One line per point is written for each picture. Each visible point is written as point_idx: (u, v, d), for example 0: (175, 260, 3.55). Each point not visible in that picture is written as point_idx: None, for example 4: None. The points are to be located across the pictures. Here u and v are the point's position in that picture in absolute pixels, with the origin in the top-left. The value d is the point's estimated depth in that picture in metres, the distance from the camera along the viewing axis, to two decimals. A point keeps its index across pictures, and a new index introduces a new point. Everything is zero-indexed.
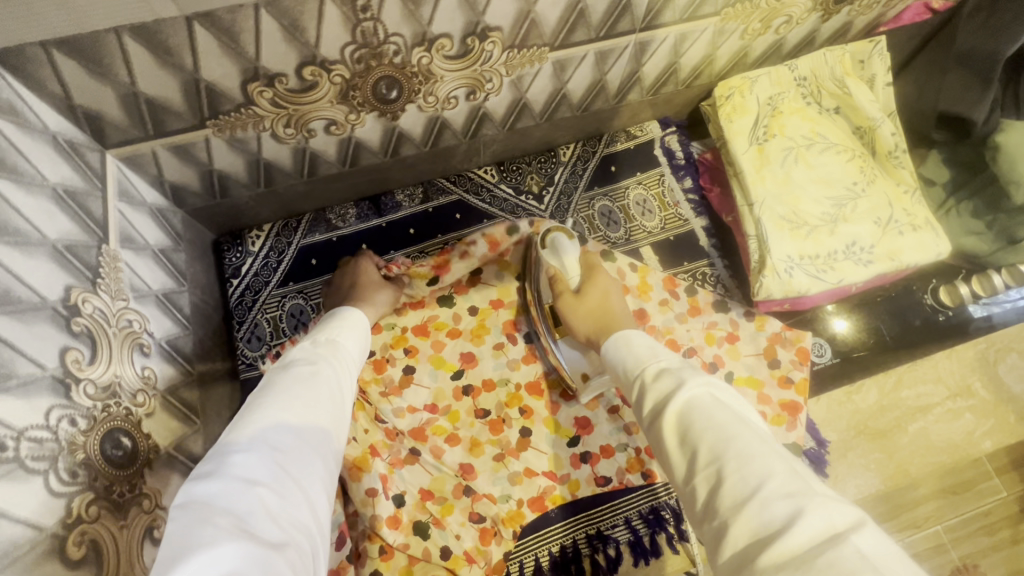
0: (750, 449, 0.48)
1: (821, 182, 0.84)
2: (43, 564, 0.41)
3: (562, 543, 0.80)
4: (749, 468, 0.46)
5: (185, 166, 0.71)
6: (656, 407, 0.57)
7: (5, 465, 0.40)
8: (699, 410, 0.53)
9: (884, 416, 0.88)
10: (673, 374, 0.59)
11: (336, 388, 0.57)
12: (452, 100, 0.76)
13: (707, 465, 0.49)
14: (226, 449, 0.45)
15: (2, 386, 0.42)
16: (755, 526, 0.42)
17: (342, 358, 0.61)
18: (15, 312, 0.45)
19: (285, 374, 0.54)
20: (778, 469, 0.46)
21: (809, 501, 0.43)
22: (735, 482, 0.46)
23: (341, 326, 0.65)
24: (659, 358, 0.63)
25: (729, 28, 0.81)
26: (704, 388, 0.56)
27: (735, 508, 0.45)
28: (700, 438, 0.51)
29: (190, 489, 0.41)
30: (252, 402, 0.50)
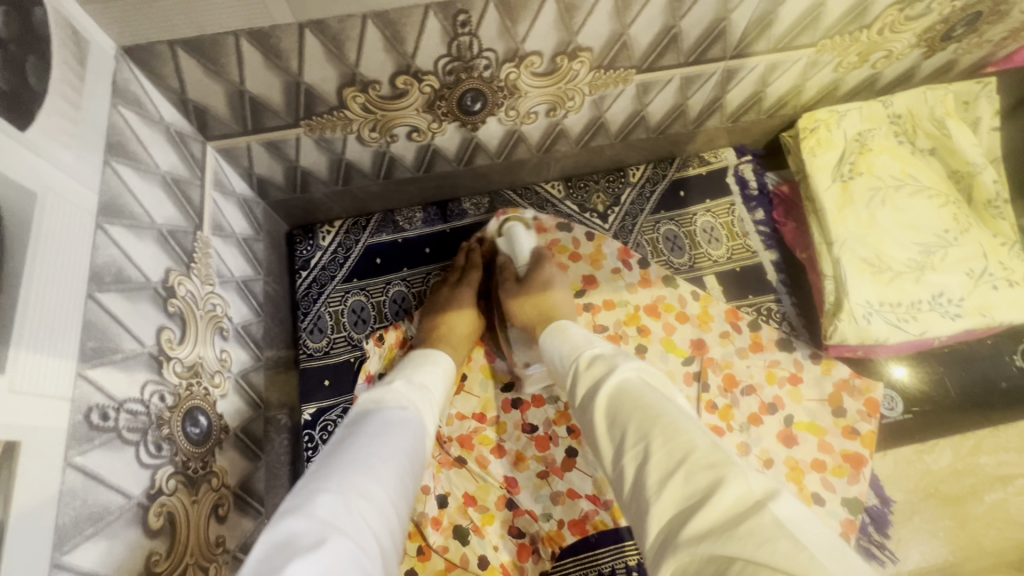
0: (675, 424, 0.47)
1: (909, 226, 0.80)
2: (127, 532, 0.43)
3: (600, 570, 0.76)
4: (675, 441, 0.45)
5: (273, 161, 0.75)
6: (588, 393, 0.57)
7: (106, 434, 0.42)
8: (628, 393, 0.53)
9: (958, 481, 0.82)
10: (606, 360, 0.59)
11: (419, 436, 0.58)
12: (532, 115, 0.76)
13: (635, 443, 0.48)
14: (318, 485, 0.46)
15: (109, 359, 0.44)
16: (682, 499, 0.41)
17: (427, 404, 0.63)
18: (125, 291, 0.48)
19: (378, 414, 0.56)
20: (701, 441, 0.44)
21: (730, 469, 0.42)
22: (659, 457, 0.45)
23: (428, 371, 0.68)
24: (593, 345, 0.64)
25: (824, 59, 0.78)
26: (635, 371, 0.56)
27: (661, 481, 0.44)
28: (630, 416, 0.50)
29: (276, 526, 0.41)
30: (344, 442, 0.52)
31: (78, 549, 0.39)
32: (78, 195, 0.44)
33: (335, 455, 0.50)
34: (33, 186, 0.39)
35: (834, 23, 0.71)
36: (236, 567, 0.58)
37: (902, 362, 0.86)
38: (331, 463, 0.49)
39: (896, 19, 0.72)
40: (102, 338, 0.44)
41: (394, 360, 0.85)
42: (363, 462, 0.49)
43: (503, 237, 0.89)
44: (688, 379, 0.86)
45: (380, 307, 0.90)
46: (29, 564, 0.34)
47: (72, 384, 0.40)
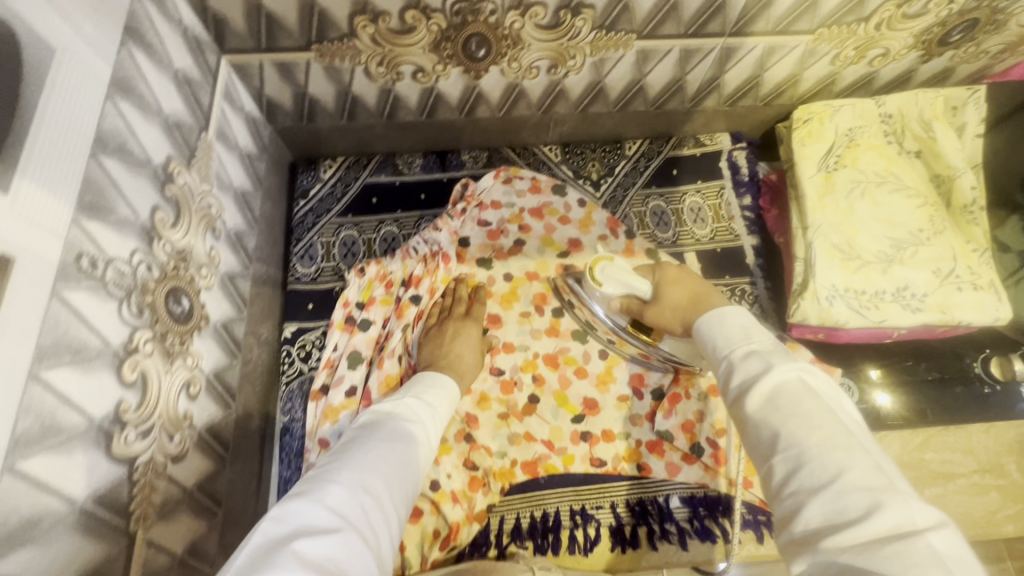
0: (838, 439, 0.43)
1: (884, 221, 0.82)
2: (103, 373, 0.47)
3: (546, 510, 0.80)
4: (833, 456, 0.42)
5: (284, 84, 0.79)
6: (740, 388, 0.51)
7: (93, 280, 0.46)
8: (788, 399, 0.47)
9: (901, 472, 0.85)
10: (762, 356, 0.51)
11: (428, 447, 0.59)
12: (533, 70, 0.80)
13: (785, 450, 0.45)
14: (327, 477, 0.48)
15: (104, 216, 0.48)
16: (827, 510, 0.40)
17: (440, 416, 0.64)
18: (125, 161, 0.51)
19: (387, 421, 0.58)
20: (862, 463, 0.41)
21: (891, 496, 0.39)
22: (812, 470, 0.42)
23: (442, 384, 0.69)
24: (753, 340, 0.54)
25: (821, 49, 0.80)
26: (796, 371, 0.49)
27: (808, 491, 0.41)
28: (784, 421, 0.46)
29: (286, 504, 0.45)
30: (361, 442, 0.54)
31: (56, 370, 0.42)
32: (94, 62, 0.48)
33: (346, 455, 0.52)
34: (54, 42, 0.43)
35: (832, 11, 0.73)
36: (200, 445, 0.62)
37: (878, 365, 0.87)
38: (342, 461, 0.51)
39: (894, 15, 0.74)
40: (99, 195, 0.48)
41: (372, 293, 0.87)
42: (371, 459, 0.52)
43: (603, 284, 0.75)
44: None
45: (370, 243, 0.94)
46: (10, 363, 0.38)
47: (67, 226, 0.44)
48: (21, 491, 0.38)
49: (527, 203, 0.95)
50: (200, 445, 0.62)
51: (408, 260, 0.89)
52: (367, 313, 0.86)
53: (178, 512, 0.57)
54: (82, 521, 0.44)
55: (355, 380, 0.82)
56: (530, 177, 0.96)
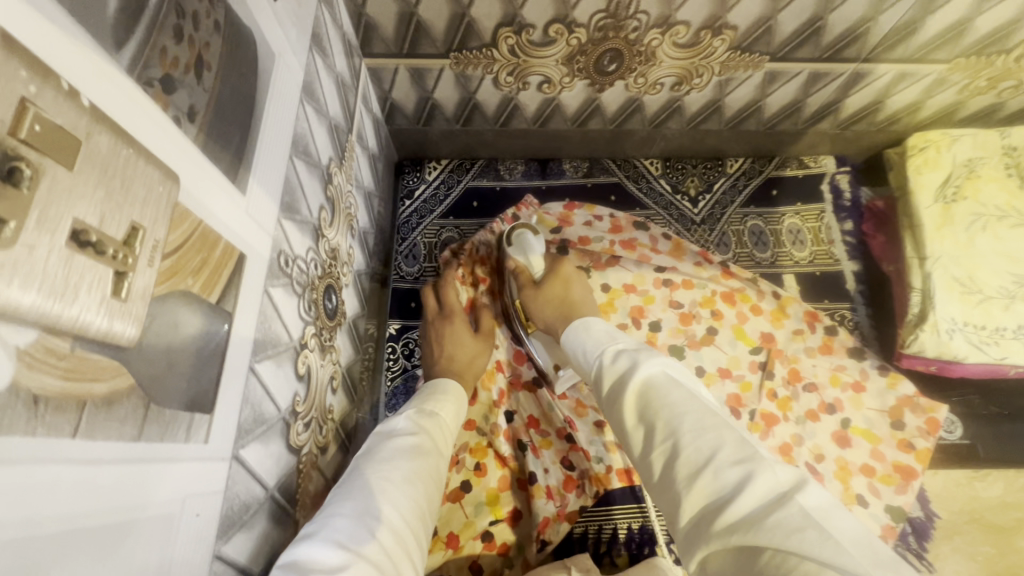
0: (704, 419, 0.47)
1: (1006, 256, 0.80)
2: (288, 367, 0.49)
3: (644, 523, 0.78)
4: (703, 438, 0.45)
5: (412, 89, 0.81)
6: (614, 389, 0.56)
7: (285, 277, 0.48)
8: (654, 390, 0.52)
9: (1006, 513, 0.83)
10: (631, 355, 0.57)
11: (434, 463, 0.59)
12: (658, 86, 0.80)
13: (664, 439, 0.48)
14: (328, 513, 0.47)
15: (294, 216, 0.50)
16: (711, 492, 0.42)
17: (438, 430, 0.64)
18: (308, 163, 0.54)
19: (384, 445, 0.58)
20: (728, 437, 0.45)
21: (761, 464, 0.42)
22: (688, 454, 0.45)
23: (439, 399, 0.68)
24: (619, 342, 0.62)
25: (953, 78, 0.79)
26: (661, 367, 0.55)
27: (689, 477, 0.44)
28: (657, 412, 0.50)
29: (293, 550, 0.43)
30: (358, 468, 0.54)
31: (262, 362, 0.44)
32: (294, 70, 0.50)
33: (347, 485, 0.52)
34: (275, 50, 0.46)
35: (974, 42, 0.72)
36: (336, 437, 0.64)
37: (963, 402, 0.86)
38: (340, 492, 0.50)
39: None
40: (292, 196, 0.50)
41: None
42: (373, 488, 0.50)
43: (511, 246, 0.87)
44: (753, 368, 0.89)
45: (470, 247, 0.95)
46: (238, 356, 0.40)
47: (274, 226, 0.46)
48: (240, 477, 0.41)
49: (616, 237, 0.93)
50: (336, 437, 0.64)
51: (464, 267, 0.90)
52: None
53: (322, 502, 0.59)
54: (271, 507, 0.46)
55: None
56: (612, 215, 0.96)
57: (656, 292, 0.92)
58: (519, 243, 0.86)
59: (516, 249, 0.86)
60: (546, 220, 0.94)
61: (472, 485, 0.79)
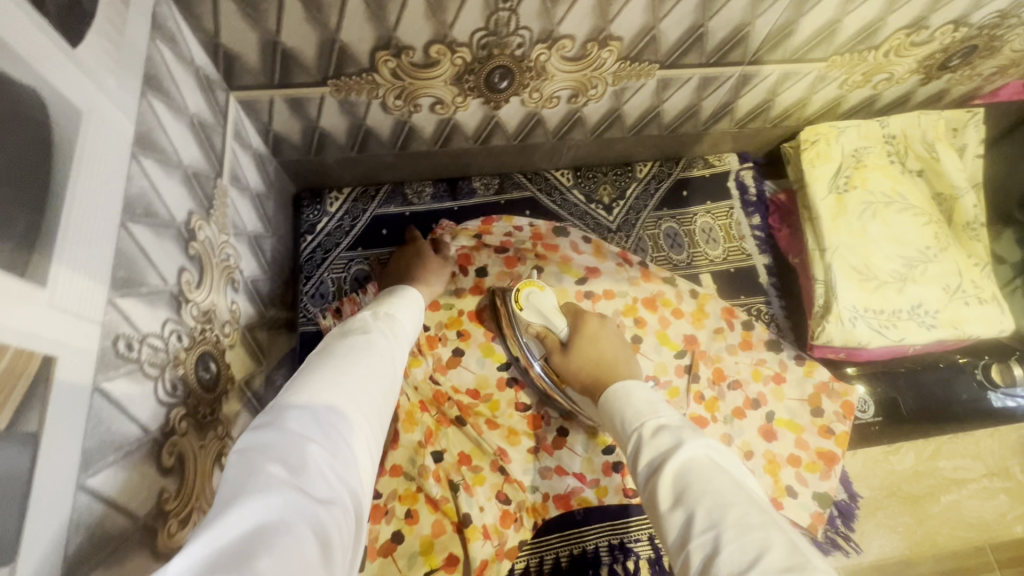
0: (749, 517, 0.46)
1: (895, 240, 0.85)
2: (144, 465, 0.43)
3: (585, 546, 0.78)
4: (749, 537, 0.44)
5: (294, 119, 0.75)
6: (652, 464, 0.55)
7: (129, 364, 0.42)
8: (697, 473, 0.51)
9: (919, 482, 0.88)
10: (673, 432, 0.57)
11: (390, 359, 0.58)
12: (554, 99, 0.78)
13: (704, 529, 0.47)
14: (285, 403, 0.45)
15: (135, 290, 0.44)
16: None
17: (398, 331, 0.63)
18: (153, 225, 0.47)
19: (344, 341, 0.56)
20: (778, 541, 0.43)
21: (812, 574, 0.40)
22: (731, 552, 0.44)
23: (399, 303, 0.68)
24: (660, 415, 0.61)
25: (832, 75, 0.82)
26: (704, 450, 0.54)
27: None
28: (697, 499, 0.49)
29: (247, 439, 0.42)
30: (314, 363, 0.52)
31: (100, 474, 0.38)
32: (119, 123, 0.43)
33: (306, 374, 0.50)
34: (80, 104, 0.39)
35: (846, 40, 0.75)
36: None
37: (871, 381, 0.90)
38: (298, 382, 0.49)
39: (903, 43, 0.77)
40: (131, 269, 0.43)
41: None
42: (327, 382, 0.49)
43: (523, 307, 0.81)
44: (679, 372, 0.89)
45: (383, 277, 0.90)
46: (55, 479, 0.33)
47: (104, 310, 0.39)
48: None
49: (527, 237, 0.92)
50: None
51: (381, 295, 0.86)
52: None
53: None
54: None
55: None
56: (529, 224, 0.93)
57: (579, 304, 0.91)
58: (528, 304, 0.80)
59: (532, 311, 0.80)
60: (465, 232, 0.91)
61: (404, 536, 0.75)
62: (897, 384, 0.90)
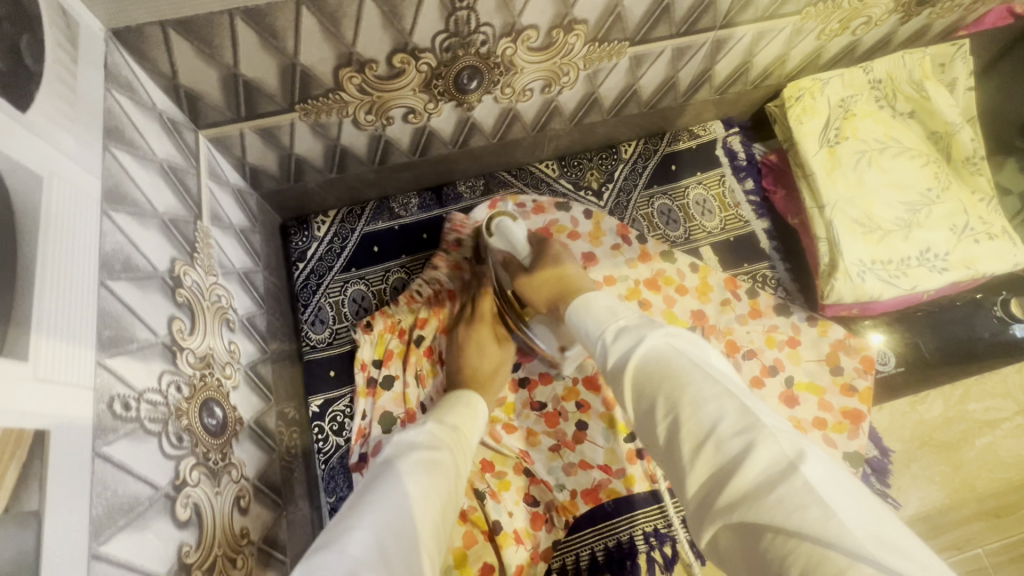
0: (703, 390, 0.45)
1: (894, 186, 0.83)
2: (158, 523, 0.42)
3: (619, 538, 0.77)
4: (703, 410, 0.43)
5: (267, 149, 0.73)
6: (615, 365, 0.53)
7: (129, 424, 0.41)
8: (653, 364, 0.49)
9: (950, 428, 0.86)
10: (631, 331, 0.54)
11: (454, 477, 0.55)
12: (527, 92, 0.76)
13: (665, 414, 0.46)
14: (350, 523, 0.43)
15: (126, 348, 0.43)
16: (713, 464, 0.41)
17: (461, 446, 0.60)
18: (135, 279, 0.46)
19: (408, 455, 0.54)
20: (730, 407, 0.42)
21: (762, 434, 0.40)
22: (690, 426, 0.43)
23: (464, 410, 0.65)
24: (619, 317, 0.57)
25: (808, 27, 0.80)
26: (664, 338, 0.51)
27: (692, 447, 0.42)
28: (657, 388, 0.48)
29: (308, 562, 0.40)
30: (379, 481, 0.50)
31: (112, 540, 0.37)
32: (86, 182, 0.43)
33: (369, 494, 0.48)
34: (40, 169, 0.38)
35: None
36: (261, 558, 0.57)
37: (886, 332, 0.89)
38: (361, 503, 0.47)
39: None
40: (117, 327, 0.42)
41: (387, 347, 0.84)
42: (391, 502, 0.46)
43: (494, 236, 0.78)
44: None
45: (381, 294, 0.89)
46: (67, 554, 0.33)
47: (94, 374, 0.39)
48: None
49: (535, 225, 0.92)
50: (261, 558, 0.58)
51: (413, 305, 0.86)
52: (388, 369, 0.83)
53: None
54: None
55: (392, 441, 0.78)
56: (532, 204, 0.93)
57: None
58: (497, 230, 0.78)
59: (499, 237, 0.78)
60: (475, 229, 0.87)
61: None
62: (915, 333, 0.88)
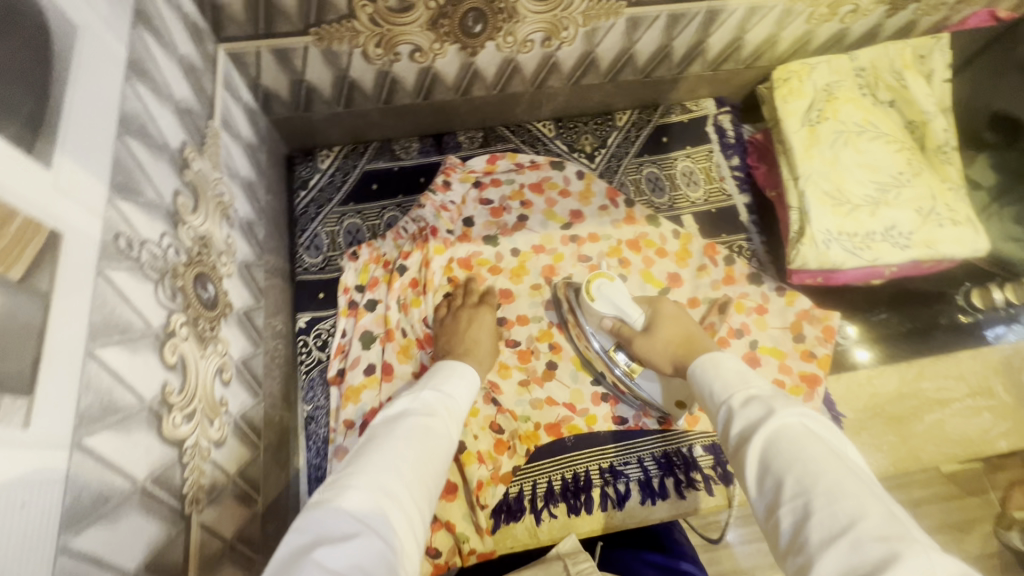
0: (842, 485, 0.46)
1: (867, 166, 0.87)
2: (148, 355, 0.47)
3: (575, 471, 0.82)
4: (840, 504, 0.44)
5: (281, 72, 0.78)
6: (743, 432, 0.55)
7: (131, 260, 0.46)
8: (788, 441, 0.51)
9: (902, 402, 0.90)
10: (763, 401, 0.57)
11: (448, 444, 0.58)
12: (529, 43, 0.81)
13: (794, 497, 0.47)
14: (344, 483, 0.46)
15: (134, 197, 0.48)
16: (843, 562, 0.41)
17: (454, 413, 0.62)
18: (147, 143, 0.51)
19: (399, 424, 0.56)
20: (873, 510, 0.43)
21: (906, 545, 0.40)
22: (823, 518, 0.44)
23: (451, 379, 0.67)
24: (751, 384, 0.60)
25: (798, 8, 0.85)
26: (798, 418, 0.54)
27: (824, 542, 0.43)
28: (786, 467, 0.49)
29: (308, 514, 0.44)
30: (372, 444, 0.53)
31: (107, 348, 0.41)
32: (113, 46, 0.48)
33: (363, 456, 0.51)
34: (76, 20, 0.43)
35: None
36: (237, 431, 0.62)
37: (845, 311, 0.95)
38: (356, 464, 0.49)
39: None
40: (128, 176, 0.47)
41: (370, 275, 0.88)
42: (385, 469, 0.49)
43: (596, 299, 0.76)
44: None
45: (374, 229, 0.93)
46: (69, 339, 0.37)
47: (103, 206, 0.43)
48: (88, 468, 0.38)
49: (527, 180, 0.97)
50: (237, 431, 0.62)
51: (399, 241, 0.91)
52: (371, 293, 0.87)
53: (223, 497, 0.57)
54: (144, 500, 0.44)
55: (372, 358, 0.83)
56: (528, 160, 0.98)
57: (565, 248, 0.94)
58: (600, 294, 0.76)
59: (603, 302, 0.76)
60: (468, 177, 0.96)
61: None
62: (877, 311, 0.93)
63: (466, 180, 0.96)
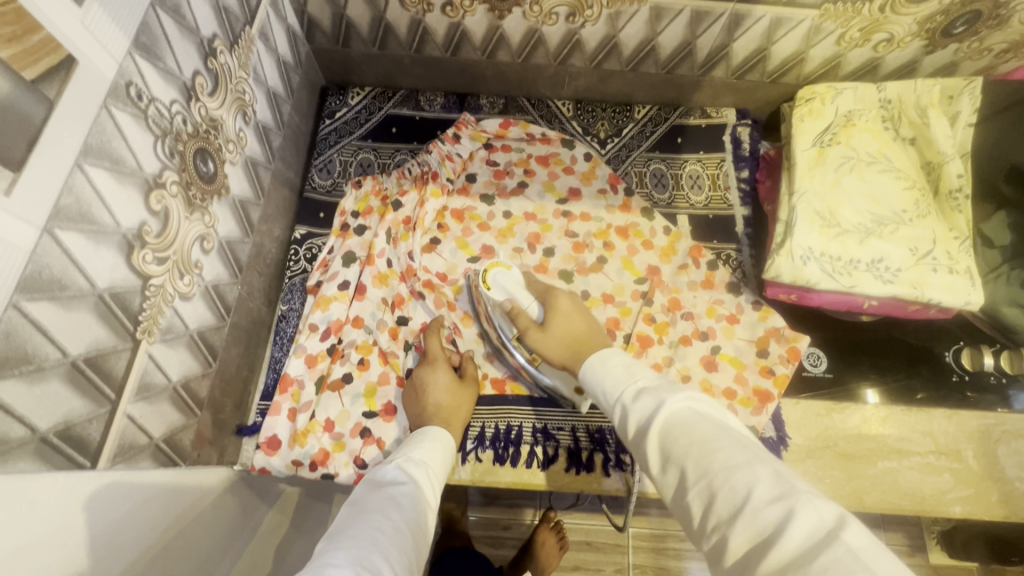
0: (730, 458, 0.47)
1: (868, 197, 0.86)
2: (132, 192, 0.54)
3: (509, 424, 0.85)
4: (734, 478, 0.46)
5: (325, 4, 0.87)
6: (641, 429, 0.56)
7: (136, 108, 0.54)
8: (676, 429, 0.53)
9: (858, 442, 0.87)
10: (653, 394, 0.57)
11: (420, 513, 0.61)
12: (553, 16, 0.85)
13: (696, 480, 0.48)
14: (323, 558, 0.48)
15: (153, 60, 0.56)
16: (750, 531, 0.43)
17: (426, 479, 0.66)
18: (179, 22, 0.59)
19: (375, 495, 0.61)
20: (761, 474, 0.45)
21: (796, 499, 0.42)
22: (724, 496, 0.45)
23: (422, 444, 0.71)
24: (637, 378, 0.61)
25: (827, 27, 0.84)
26: (685, 402, 0.55)
27: (728, 521, 0.44)
28: (685, 454, 0.50)
29: None
30: (343, 522, 0.55)
31: (94, 167, 0.49)
32: None
33: (338, 534, 0.53)
34: None
35: None
36: (205, 296, 0.69)
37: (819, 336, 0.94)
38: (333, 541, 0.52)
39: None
40: (152, 41, 0.55)
41: (368, 204, 0.95)
42: (360, 536, 0.52)
43: (491, 287, 0.85)
44: (635, 295, 0.94)
45: (384, 167, 1.01)
46: (64, 143, 0.45)
47: (122, 55, 0.51)
48: (54, 253, 0.45)
49: (535, 151, 1.01)
50: (205, 296, 0.70)
51: (403, 179, 0.96)
52: (364, 220, 0.94)
53: (178, 345, 0.65)
54: (98, 305, 0.51)
55: (348, 276, 0.90)
56: (540, 134, 1.03)
57: (555, 220, 0.97)
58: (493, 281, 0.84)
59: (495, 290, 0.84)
60: (480, 136, 1.01)
61: (353, 378, 0.85)
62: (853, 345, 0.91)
63: (478, 138, 1.01)
